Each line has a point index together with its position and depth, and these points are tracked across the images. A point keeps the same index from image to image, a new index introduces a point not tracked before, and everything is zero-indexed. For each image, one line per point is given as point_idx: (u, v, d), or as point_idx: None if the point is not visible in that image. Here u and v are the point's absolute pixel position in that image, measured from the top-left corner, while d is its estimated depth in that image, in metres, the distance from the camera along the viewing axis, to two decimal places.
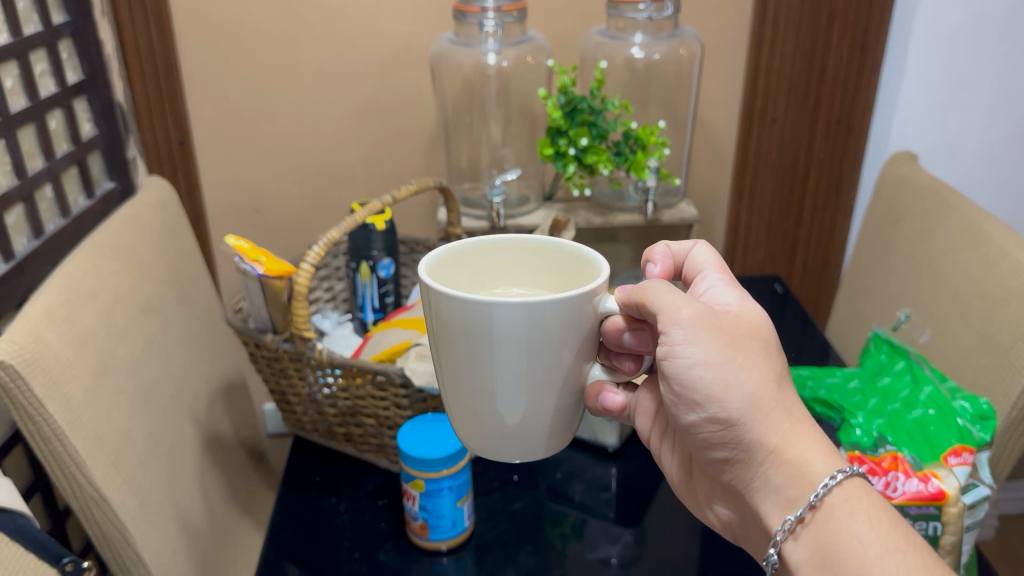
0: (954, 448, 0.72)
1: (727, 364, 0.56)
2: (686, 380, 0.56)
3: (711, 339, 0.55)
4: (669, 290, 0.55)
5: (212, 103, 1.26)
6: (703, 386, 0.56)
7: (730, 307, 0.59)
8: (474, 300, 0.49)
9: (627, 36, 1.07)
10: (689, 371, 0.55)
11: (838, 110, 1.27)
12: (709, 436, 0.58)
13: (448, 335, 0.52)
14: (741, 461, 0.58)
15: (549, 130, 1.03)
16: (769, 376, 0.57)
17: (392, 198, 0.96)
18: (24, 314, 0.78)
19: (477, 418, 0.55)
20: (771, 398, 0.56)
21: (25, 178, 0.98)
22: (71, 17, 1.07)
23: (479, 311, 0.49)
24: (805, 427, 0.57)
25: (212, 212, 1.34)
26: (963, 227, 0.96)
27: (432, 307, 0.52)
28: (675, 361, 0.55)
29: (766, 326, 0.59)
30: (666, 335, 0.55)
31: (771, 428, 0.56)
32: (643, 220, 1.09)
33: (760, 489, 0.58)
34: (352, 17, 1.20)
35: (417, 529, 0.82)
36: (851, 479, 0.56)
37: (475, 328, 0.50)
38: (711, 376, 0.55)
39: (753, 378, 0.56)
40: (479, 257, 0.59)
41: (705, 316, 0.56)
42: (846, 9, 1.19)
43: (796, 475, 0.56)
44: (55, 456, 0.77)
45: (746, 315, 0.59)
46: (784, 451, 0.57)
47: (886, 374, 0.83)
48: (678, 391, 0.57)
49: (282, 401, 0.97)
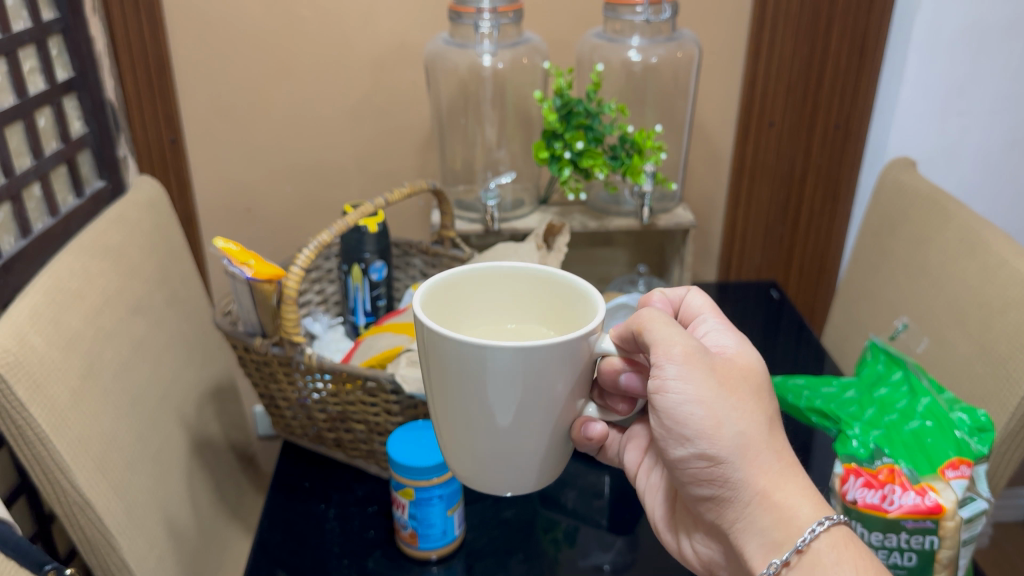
0: (952, 461, 0.71)
1: (719, 403, 0.55)
2: (677, 416, 0.55)
3: (705, 380, 0.55)
4: (671, 329, 0.56)
5: (204, 101, 1.24)
6: (693, 422, 0.55)
7: (728, 349, 0.59)
8: (498, 350, 0.49)
9: (625, 38, 1.05)
10: (680, 406, 0.55)
11: (836, 115, 1.26)
12: (695, 471, 0.57)
13: (449, 376, 0.52)
14: (727, 500, 0.57)
15: (545, 132, 1.01)
16: (760, 421, 0.56)
17: (385, 200, 0.94)
18: (8, 315, 0.77)
19: (503, 461, 0.56)
20: (761, 440, 0.56)
21: (12, 177, 0.97)
22: (61, 13, 1.06)
23: (482, 351, 0.50)
24: (794, 473, 0.56)
25: (203, 212, 1.32)
26: (961, 235, 0.95)
27: (453, 364, 0.51)
28: (667, 396, 0.55)
29: (761, 373, 0.58)
30: (659, 369, 0.55)
31: (761, 471, 0.55)
32: (639, 224, 1.06)
33: (744, 530, 0.57)
34: (347, 16, 1.18)
35: (407, 537, 0.81)
36: (838, 527, 0.55)
37: (497, 377, 0.51)
38: (702, 413, 0.55)
39: (745, 420, 0.55)
40: (459, 287, 0.58)
41: (703, 357, 0.56)
42: (845, 14, 1.19)
43: (781, 518, 0.55)
44: (39, 459, 0.75)
45: (743, 360, 0.59)
46: (772, 493, 0.55)
47: (883, 385, 0.82)
48: (668, 425, 0.56)
49: (270, 405, 0.96)
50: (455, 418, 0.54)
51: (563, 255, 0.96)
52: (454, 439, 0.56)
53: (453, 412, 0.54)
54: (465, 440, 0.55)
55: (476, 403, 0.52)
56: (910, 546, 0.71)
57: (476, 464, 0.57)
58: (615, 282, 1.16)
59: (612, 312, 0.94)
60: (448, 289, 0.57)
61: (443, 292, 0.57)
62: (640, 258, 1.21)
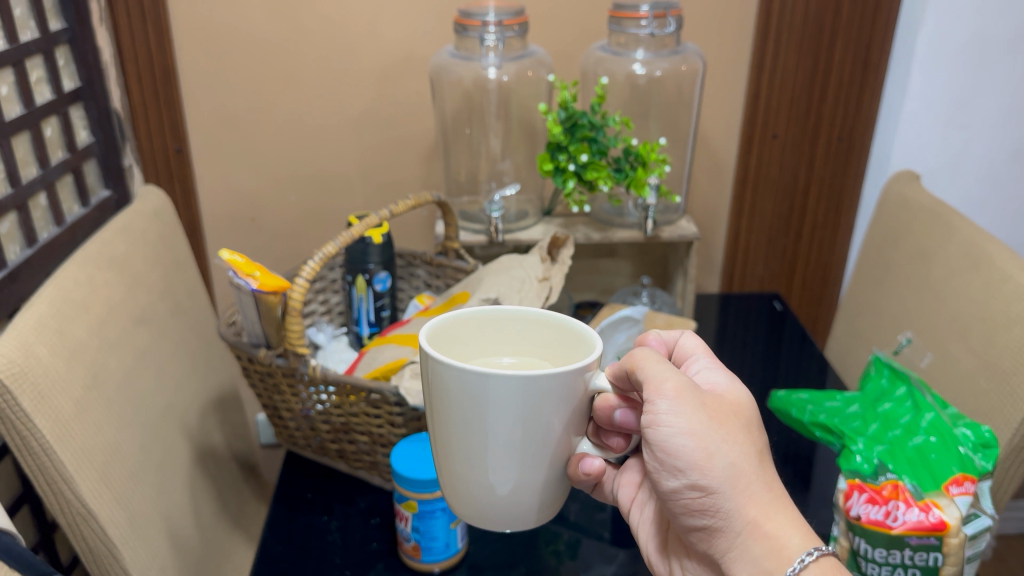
0: (955, 477, 0.71)
1: (710, 434, 0.55)
2: (668, 448, 0.54)
3: (696, 412, 0.55)
4: (661, 362, 0.55)
5: (210, 111, 1.24)
6: (685, 454, 0.54)
7: (719, 386, 0.59)
8: (517, 378, 0.50)
9: (629, 52, 1.06)
10: (672, 439, 0.54)
11: (840, 127, 1.27)
12: (687, 502, 0.56)
13: (463, 400, 0.51)
14: (720, 530, 0.56)
15: (550, 145, 1.02)
16: (751, 452, 0.56)
17: (390, 212, 0.95)
18: (14, 326, 0.77)
19: (506, 492, 0.55)
20: (751, 471, 0.55)
21: (19, 186, 0.97)
22: (69, 24, 1.07)
23: (487, 380, 0.50)
24: (784, 504, 0.56)
25: (208, 221, 1.33)
26: (965, 249, 0.95)
27: (469, 389, 0.51)
28: (658, 429, 0.54)
29: (751, 406, 0.58)
30: (651, 403, 0.54)
31: (752, 501, 0.55)
32: (643, 237, 1.06)
33: (736, 560, 0.56)
34: (353, 27, 1.19)
35: (410, 550, 0.81)
36: (826, 557, 0.55)
37: (510, 405, 0.51)
38: (693, 445, 0.54)
39: (735, 451, 0.55)
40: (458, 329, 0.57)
41: (694, 391, 0.56)
42: (848, 27, 1.19)
43: (774, 548, 0.55)
44: (42, 470, 0.76)
45: (733, 394, 0.59)
46: (763, 524, 0.55)
47: (887, 400, 0.82)
48: (659, 457, 0.55)
49: (273, 416, 0.96)
50: (465, 446, 0.54)
51: (568, 267, 0.95)
52: (453, 470, 0.56)
53: (452, 444, 0.54)
54: (463, 471, 0.55)
55: (486, 432, 0.52)
56: (914, 563, 0.70)
57: (479, 497, 0.56)
58: (618, 293, 1.17)
59: (614, 325, 0.95)
60: (449, 327, 0.56)
61: (446, 331, 0.56)
62: (643, 270, 1.22)
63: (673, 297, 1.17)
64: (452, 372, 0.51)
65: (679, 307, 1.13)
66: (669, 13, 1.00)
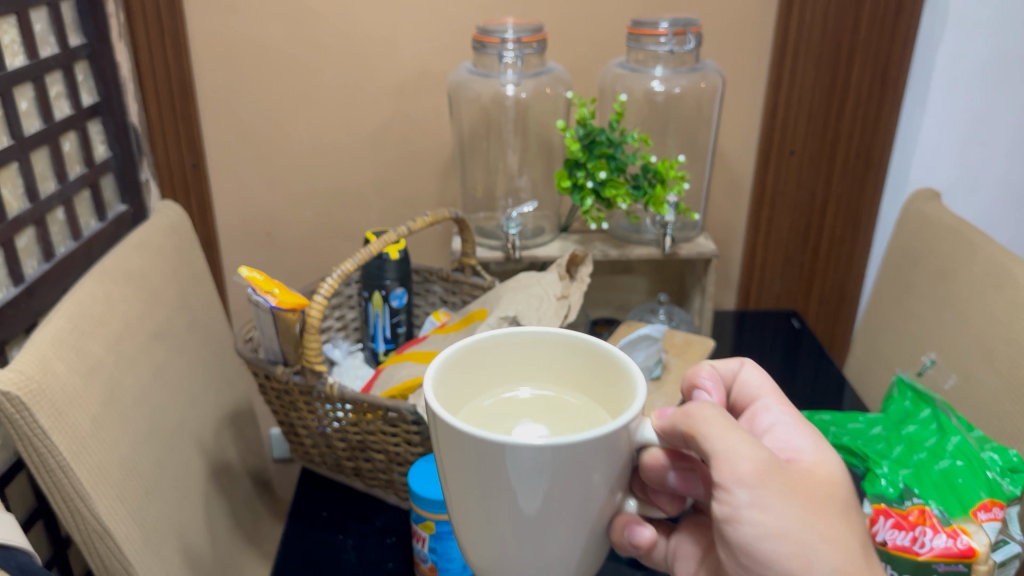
0: (983, 503, 0.70)
1: (805, 534, 0.48)
2: (756, 551, 0.49)
3: (786, 506, 0.49)
4: (735, 437, 0.48)
5: (226, 126, 1.25)
6: (778, 560, 0.48)
7: (803, 454, 0.53)
8: (535, 449, 0.44)
9: (648, 69, 1.05)
10: (759, 541, 0.49)
11: (858, 144, 1.25)
12: None
13: (477, 477, 0.46)
14: None
15: (568, 161, 1.01)
16: (854, 548, 0.49)
17: (407, 229, 0.94)
18: (32, 342, 0.77)
19: (538, 564, 0.50)
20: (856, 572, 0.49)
21: (37, 201, 0.98)
22: (88, 39, 1.09)
23: (504, 448, 0.44)
24: None
25: (224, 236, 1.33)
26: (988, 269, 0.94)
27: (480, 468, 0.46)
28: (743, 527, 0.49)
29: (844, 483, 0.52)
30: (732, 498, 0.48)
31: None
32: (661, 253, 1.05)
33: None
34: (370, 43, 1.19)
35: (427, 571, 0.80)
36: None
37: (531, 479, 0.45)
38: (787, 551, 0.48)
39: (836, 550, 0.49)
40: (467, 360, 0.53)
41: (776, 471, 0.49)
42: (867, 44, 1.18)
43: None
44: (59, 487, 0.75)
45: (822, 469, 0.52)
46: None
47: (911, 423, 0.81)
48: (746, 558, 0.50)
49: (289, 432, 0.95)
50: (486, 522, 0.48)
51: (587, 285, 0.95)
52: (477, 540, 0.50)
53: (473, 511, 0.48)
54: (488, 540, 0.49)
55: (508, 503, 0.47)
56: None
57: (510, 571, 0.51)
58: (635, 310, 1.16)
59: (633, 343, 0.95)
60: (455, 366, 0.52)
61: (463, 360, 0.53)
62: (660, 287, 1.22)
63: (690, 314, 1.16)
64: (461, 448, 0.46)
65: (697, 325, 1.13)
66: (688, 30, 0.99)
